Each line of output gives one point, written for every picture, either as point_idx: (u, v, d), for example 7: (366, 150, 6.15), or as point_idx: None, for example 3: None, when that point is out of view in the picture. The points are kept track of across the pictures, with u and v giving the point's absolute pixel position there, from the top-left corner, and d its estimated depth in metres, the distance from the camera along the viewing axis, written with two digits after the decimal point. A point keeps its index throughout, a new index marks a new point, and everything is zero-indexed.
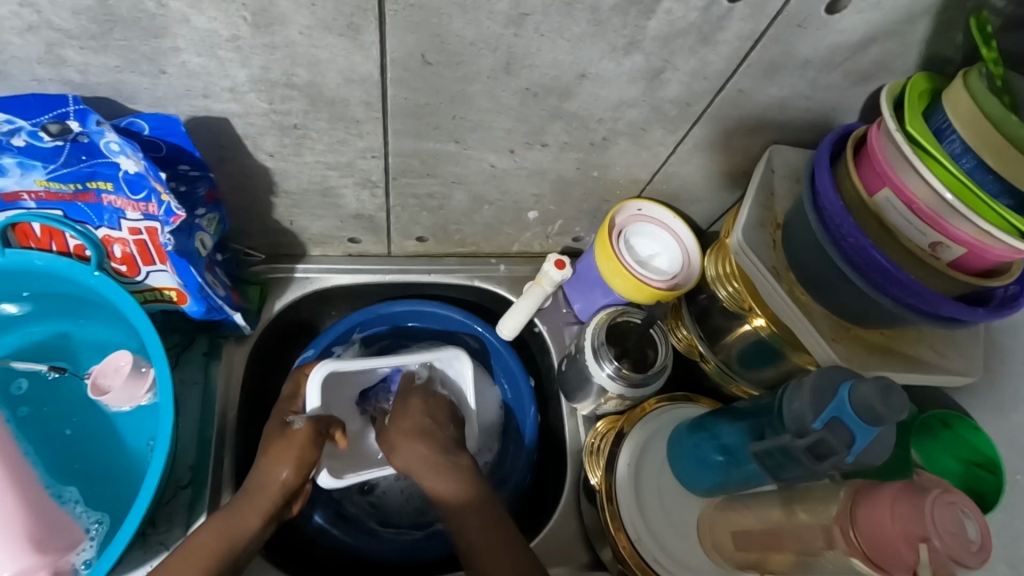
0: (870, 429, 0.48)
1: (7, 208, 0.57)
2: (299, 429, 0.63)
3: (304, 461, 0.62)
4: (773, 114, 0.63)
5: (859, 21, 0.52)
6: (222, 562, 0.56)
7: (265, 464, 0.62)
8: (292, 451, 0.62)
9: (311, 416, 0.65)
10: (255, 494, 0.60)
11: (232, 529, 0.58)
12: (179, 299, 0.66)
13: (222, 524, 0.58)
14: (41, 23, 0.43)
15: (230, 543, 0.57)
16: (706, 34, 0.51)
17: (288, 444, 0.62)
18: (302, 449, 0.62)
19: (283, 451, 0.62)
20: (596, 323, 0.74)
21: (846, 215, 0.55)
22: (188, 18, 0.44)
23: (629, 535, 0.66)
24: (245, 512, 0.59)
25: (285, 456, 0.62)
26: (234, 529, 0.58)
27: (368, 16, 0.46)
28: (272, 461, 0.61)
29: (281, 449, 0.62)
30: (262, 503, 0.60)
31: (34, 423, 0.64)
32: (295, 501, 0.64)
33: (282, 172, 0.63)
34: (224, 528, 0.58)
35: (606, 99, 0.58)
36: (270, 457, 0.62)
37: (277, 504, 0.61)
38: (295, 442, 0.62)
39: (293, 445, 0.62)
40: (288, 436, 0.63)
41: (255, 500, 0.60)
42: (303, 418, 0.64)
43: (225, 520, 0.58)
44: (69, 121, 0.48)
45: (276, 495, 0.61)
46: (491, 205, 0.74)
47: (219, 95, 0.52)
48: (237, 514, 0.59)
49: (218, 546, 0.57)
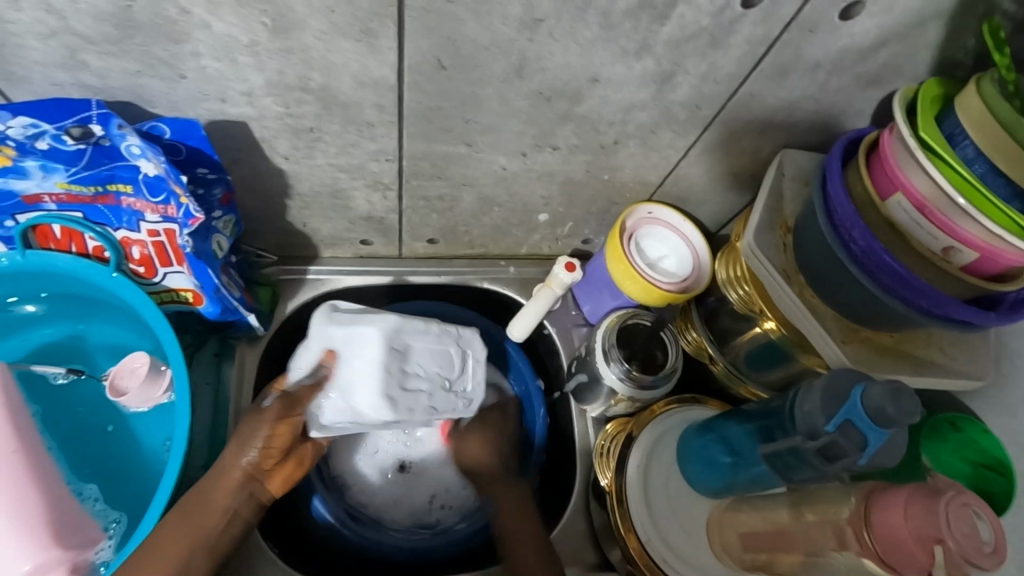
0: (882, 431, 0.49)
1: (28, 210, 0.57)
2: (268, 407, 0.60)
3: (269, 440, 0.60)
4: (782, 117, 0.63)
5: (870, 26, 0.52)
6: (194, 549, 0.57)
7: (233, 444, 0.60)
8: (256, 432, 0.59)
9: (281, 393, 0.60)
10: (217, 476, 0.59)
11: (197, 507, 0.58)
12: (194, 300, 0.66)
13: (189, 512, 0.57)
14: (65, 29, 0.44)
15: (197, 523, 0.57)
16: (717, 38, 0.52)
17: (257, 423, 0.59)
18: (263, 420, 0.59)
19: (249, 425, 0.60)
20: (606, 324, 0.75)
21: (858, 219, 0.55)
22: (208, 23, 0.45)
23: (639, 537, 0.67)
24: (211, 493, 0.58)
25: (249, 434, 0.60)
26: (196, 511, 0.58)
27: (384, 21, 0.46)
28: (244, 437, 0.60)
29: (250, 428, 0.60)
30: (227, 482, 0.59)
31: (56, 420, 0.64)
32: (270, 478, 0.62)
33: (295, 175, 0.64)
34: (191, 517, 0.57)
35: (617, 102, 0.58)
36: (234, 442, 0.60)
37: (239, 481, 0.59)
38: (262, 422, 0.59)
39: (256, 422, 0.59)
40: (257, 413, 0.60)
41: (216, 481, 0.59)
42: (274, 396, 0.60)
43: (192, 512, 0.58)
44: (91, 124, 0.49)
45: (239, 478, 0.59)
46: (501, 208, 0.74)
47: (236, 99, 0.52)
48: (203, 492, 0.58)
49: (185, 527, 0.57)
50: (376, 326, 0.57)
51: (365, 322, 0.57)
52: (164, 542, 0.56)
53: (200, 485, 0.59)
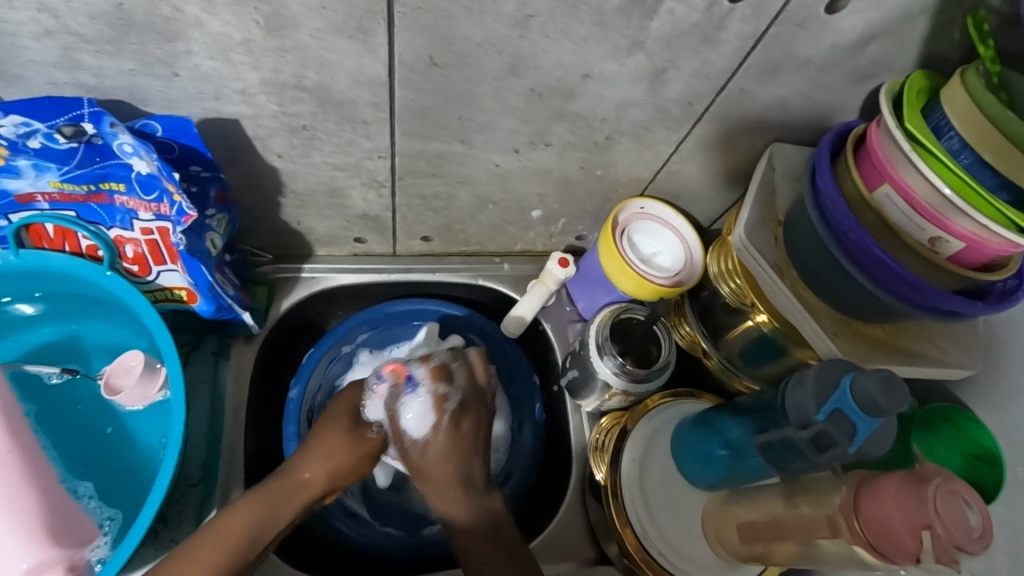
0: (871, 420, 0.49)
1: (21, 209, 0.57)
2: (372, 437, 0.64)
3: (358, 466, 0.64)
4: (774, 113, 0.63)
5: (858, 21, 0.53)
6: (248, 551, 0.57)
7: (316, 458, 0.62)
8: (350, 454, 0.63)
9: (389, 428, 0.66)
10: (295, 487, 0.61)
11: (267, 514, 0.59)
12: (189, 299, 0.67)
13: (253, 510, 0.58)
14: (58, 28, 0.44)
15: (263, 531, 0.58)
16: (708, 34, 0.52)
17: (356, 446, 0.63)
18: (361, 447, 0.64)
19: (344, 447, 0.63)
20: (599, 319, 0.75)
21: (847, 211, 0.56)
22: (201, 22, 0.45)
23: (635, 531, 0.68)
24: (285, 505, 0.60)
25: (338, 451, 0.63)
26: (266, 516, 0.59)
27: (377, 18, 0.46)
28: (335, 454, 0.63)
29: (342, 447, 0.63)
30: (304, 496, 0.61)
31: (49, 417, 0.64)
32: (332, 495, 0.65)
33: (290, 173, 0.64)
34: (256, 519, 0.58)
35: (610, 99, 0.59)
36: (319, 457, 0.62)
37: (315, 499, 0.62)
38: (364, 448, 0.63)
39: (355, 449, 0.63)
40: (359, 438, 0.64)
41: (294, 494, 0.61)
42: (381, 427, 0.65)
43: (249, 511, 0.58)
44: (83, 123, 0.49)
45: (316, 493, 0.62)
46: (496, 205, 0.75)
47: (230, 97, 0.52)
48: (279, 500, 0.60)
49: (249, 526, 0.57)
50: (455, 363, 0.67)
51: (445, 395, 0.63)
52: (220, 543, 0.56)
53: (275, 496, 0.60)
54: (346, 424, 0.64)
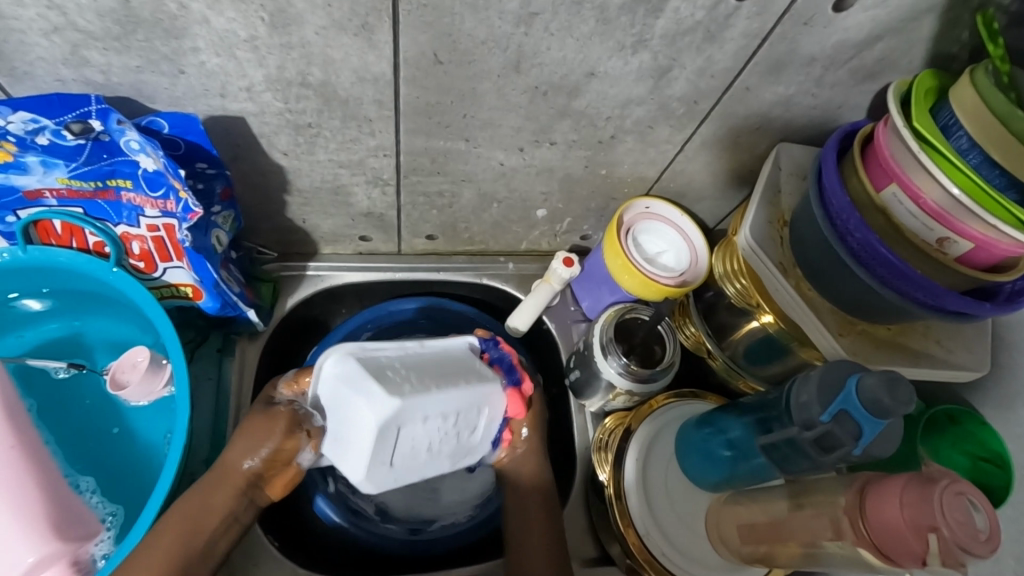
0: (877, 421, 0.49)
1: (29, 205, 0.58)
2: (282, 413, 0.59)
3: (277, 449, 0.59)
4: (779, 112, 0.63)
5: (865, 19, 0.52)
6: (185, 552, 0.55)
7: (234, 445, 0.60)
8: (262, 436, 0.59)
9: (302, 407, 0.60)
10: (218, 478, 0.59)
11: (196, 509, 0.57)
12: (195, 296, 0.67)
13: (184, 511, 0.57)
14: (66, 25, 0.44)
15: (195, 523, 0.57)
16: (713, 32, 0.52)
17: (267, 426, 0.59)
18: (272, 424, 0.59)
19: (260, 427, 0.59)
20: (604, 319, 0.75)
21: (853, 210, 0.55)
22: (207, 19, 0.45)
23: (638, 531, 0.67)
24: (209, 500, 0.58)
25: (249, 435, 0.59)
26: (193, 513, 0.57)
27: (381, 16, 0.47)
28: (250, 440, 0.59)
29: (254, 427, 0.60)
30: (227, 487, 0.59)
31: (51, 411, 0.65)
32: (271, 484, 0.61)
33: (295, 171, 0.64)
34: (188, 518, 0.57)
35: (614, 97, 0.59)
36: (236, 442, 0.60)
37: (242, 488, 0.59)
38: (273, 427, 0.59)
39: (268, 429, 0.59)
40: (265, 419, 0.59)
41: (217, 487, 0.58)
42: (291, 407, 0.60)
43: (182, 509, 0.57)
44: (91, 120, 0.50)
45: (241, 480, 0.59)
46: (500, 203, 0.75)
47: (236, 94, 0.53)
48: (201, 494, 0.58)
49: (181, 524, 0.56)
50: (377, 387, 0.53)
51: (359, 396, 0.54)
52: (157, 544, 0.55)
53: (201, 490, 0.58)
54: (260, 408, 0.61)
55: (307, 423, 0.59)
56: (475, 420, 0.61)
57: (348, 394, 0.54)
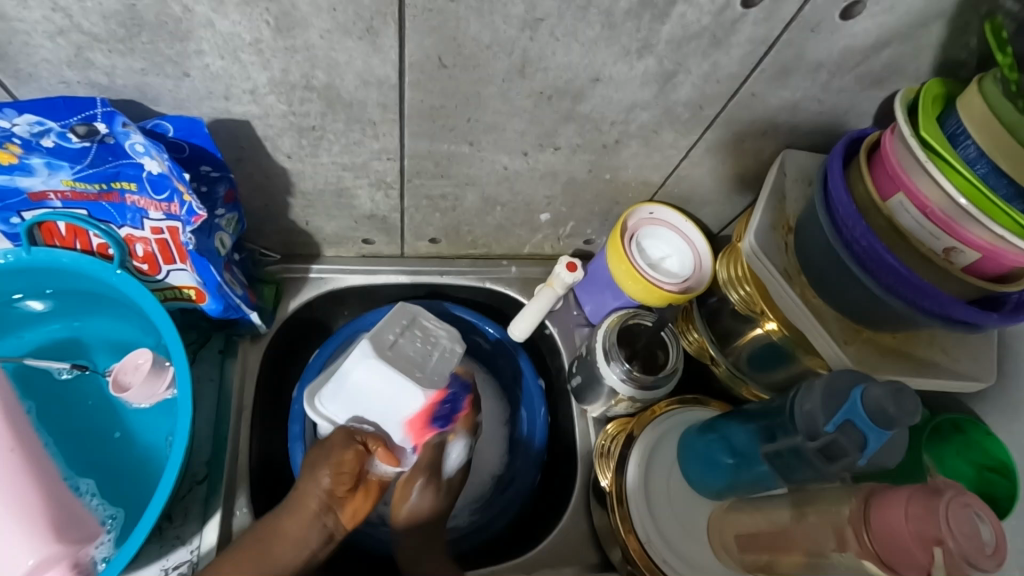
0: (883, 431, 0.48)
1: (34, 207, 0.58)
2: (339, 437, 0.64)
3: (340, 474, 0.63)
4: (784, 117, 0.63)
5: (873, 25, 0.52)
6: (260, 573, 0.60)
7: (306, 476, 0.64)
8: (326, 460, 0.64)
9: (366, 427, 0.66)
10: (295, 505, 0.63)
11: (268, 533, 0.62)
12: (197, 298, 0.67)
13: (257, 538, 0.62)
14: (71, 27, 0.44)
15: (264, 553, 0.61)
16: (719, 38, 0.52)
17: (328, 452, 0.64)
18: (336, 447, 0.64)
19: (323, 456, 0.64)
20: (607, 324, 0.75)
21: (859, 218, 0.55)
22: (212, 22, 0.45)
23: (639, 538, 0.67)
24: (286, 522, 0.63)
25: (319, 460, 0.64)
26: (273, 535, 0.62)
27: (386, 19, 0.46)
28: (318, 469, 0.64)
29: (320, 456, 0.65)
30: (303, 511, 0.63)
31: (50, 415, 0.64)
32: (344, 507, 0.65)
33: (299, 173, 0.64)
34: (257, 546, 0.61)
35: (619, 102, 0.58)
36: (308, 471, 0.65)
37: (316, 511, 0.63)
38: (335, 449, 0.64)
39: (334, 453, 0.64)
40: (327, 445, 0.65)
41: (294, 510, 0.63)
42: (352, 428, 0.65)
43: (258, 542, 0.61)
44: (96, 122, 0.50)
45: (316, 507, 0.63)
46: (503, 207, 0.75)
47: (240, 97, 0.53)
48: (274, 521, 0.63)
49: (250, 553, 0.60)
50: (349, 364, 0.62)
51: (351, 375, 0.62)
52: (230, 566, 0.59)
53: (280, 513, 0.63)
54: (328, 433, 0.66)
55: (359, 432, 0.66)
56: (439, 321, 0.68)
57: (348, 386, 0.64)
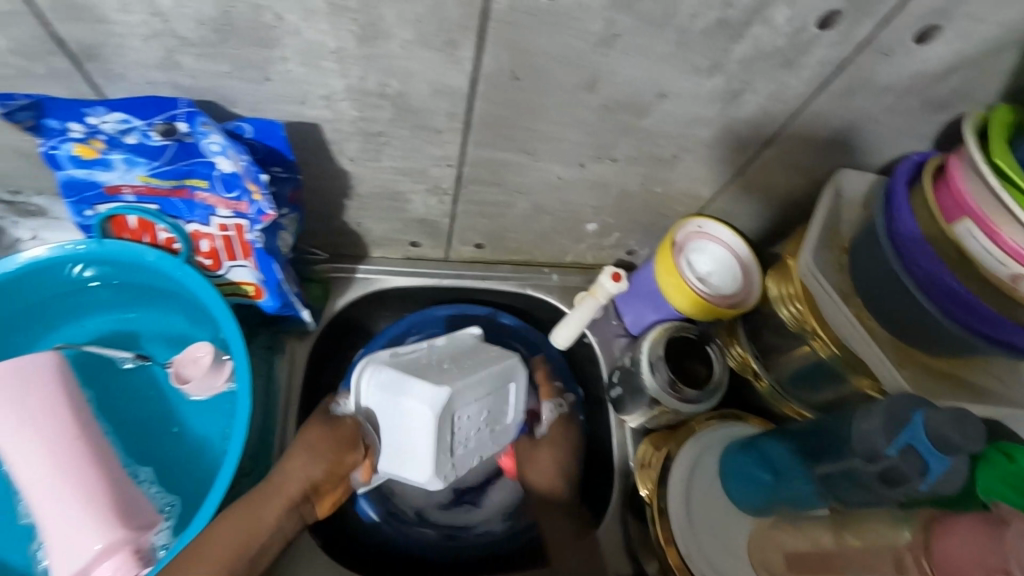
0: (943, 458, 0.48)
1: (107, 200, 0.60)
2: (346, 425, 0.67)
3: (336, 461, 0.66)
4: (843, 138, 0.63)
5: (945, 51, 0.52)
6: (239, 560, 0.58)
7: (297, 456, 0.65)
8: (326, 447, 0.66)
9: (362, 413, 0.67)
10: (278, 485, 0.63)
11: (250, 521, 0.60)
12: (255, 295, 0.68)
13: (240, 515, 0.60)
14: (166, 31, 0.46)
15: (248, 538, 0.59)
16: (790, 59, 0.52)
17: (329, 438, 0.66)
18: (342, 442, 0.67)
19: (322, 441, 0.66)
20: (652, 336, 0.74)
21: (923, 242, 0.56)
22: (300, 30, 0.46)
23: (679, 550, 0.67)
24: (265, 506, 0.62)
25: (321, 446, 0.66)
26: (248, 518, 0.60)
27: (467, 32, 0.47)
28: (313, 453, 0.65)
29: (317, 440, 0.66)
30: (282, 498, 0.63)
31: (110, 404, 0.66)
32: (321, 499, 0.67)
33: (359, 176, 0.66)
34: (243, 522, 0.60)
35: (681, 117, 0.59)
36: (300, 451, 0.65)
37: (295, 499, 0.64)
38: (338, 434, 0.67)
39: (335, 437, 0.66)
40: (329, 429, 0.67)
41: (274, 495, 0.63)
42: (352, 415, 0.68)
43: (249, 513, 0.61)
44: (177, 122, 0.51)
45: (301, 491, 0.64)
46: (552, 216, 0.76)
47: (315, 102, 0.54)
48: (255, 506, 0.61)
49: (238, 534, 0.59)
50: (415, 399, 0.63)
51: (402, 398, 0.63)
52: (215, 553, 0.57)
53: (255, 498, 0.62)
54: (324, 419, 0.68)
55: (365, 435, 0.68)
56: (517, 397, 0.72)
57: (394, 398, 0.65)
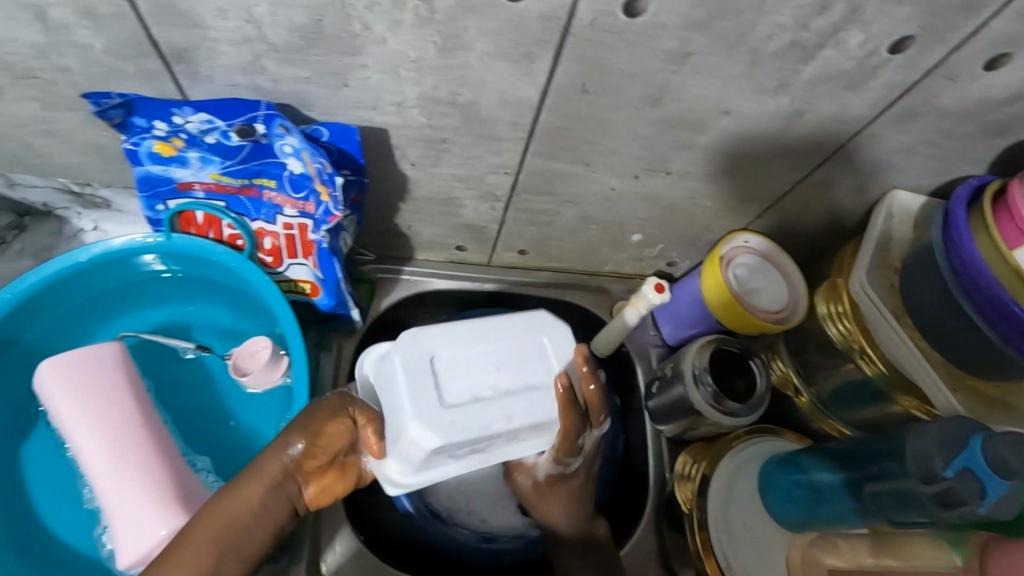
0: (1003, 482, 0.48)
1: (178, 196, 0.61)
2: (328, 400, 0.56)
3: (313, 444, 0.55)
4: (898, 159, 0.64)
5: (1011, 78, 0.53)
6: (230, 544, 0.54)
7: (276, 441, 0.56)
8: (302, 425, 0.56)
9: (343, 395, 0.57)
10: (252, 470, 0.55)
11: (233, 509, 0.54)
12: (311, 292, 0.70)
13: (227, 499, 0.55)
14: (257, 37, 0.47)
15: (233, 522, 0.54)
16: (856, 81, 0.53)
17: (310, 412, 0.56)
18: (322, 416, 0.55)
19: (300, 419, 0.56)
20: (696, 349, 0.75)
21: (984, 267, 0.55)
22: (385, 40, 0.48)
23: (718, 561, 0.67)
24: (242, 485, 0.55)
25: (295, 427, 0.56)
26: (227, 500, 0.55)
27: (545, 47, 0.49)
28: (290, 434, 0.56)
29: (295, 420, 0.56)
30: (260, 479, 0.55)
31: (169, 394, 0.68)
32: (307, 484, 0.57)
33: (416, 181, 0.67)
34: (227, 507, 0.54)
35: (740, 134, 0.60)
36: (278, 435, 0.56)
37: (275, 480, 0.55)
38: (317, 414, 0.56)
39: (314, 417, 0.55)
40: (310, 409, 0.56)
41: (253, 476, 0.55)
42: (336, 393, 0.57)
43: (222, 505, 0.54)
44: (256, 123, 0.54)
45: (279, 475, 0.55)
46: (598, 225, 0.76)
47: (386, 108, 0.55)
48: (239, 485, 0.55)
49: (227, 516, 0.54)
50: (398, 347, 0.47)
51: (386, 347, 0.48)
52: (201, 535, 0.53)
53: (239, 476, 0.56)
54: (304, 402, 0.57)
55: (352, 402, 0.55)
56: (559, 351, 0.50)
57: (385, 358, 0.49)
